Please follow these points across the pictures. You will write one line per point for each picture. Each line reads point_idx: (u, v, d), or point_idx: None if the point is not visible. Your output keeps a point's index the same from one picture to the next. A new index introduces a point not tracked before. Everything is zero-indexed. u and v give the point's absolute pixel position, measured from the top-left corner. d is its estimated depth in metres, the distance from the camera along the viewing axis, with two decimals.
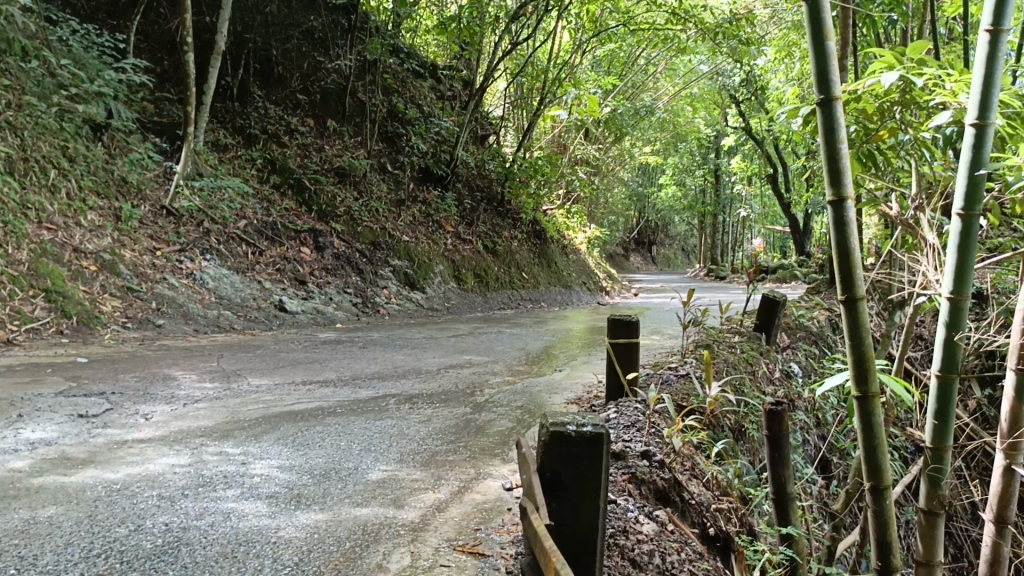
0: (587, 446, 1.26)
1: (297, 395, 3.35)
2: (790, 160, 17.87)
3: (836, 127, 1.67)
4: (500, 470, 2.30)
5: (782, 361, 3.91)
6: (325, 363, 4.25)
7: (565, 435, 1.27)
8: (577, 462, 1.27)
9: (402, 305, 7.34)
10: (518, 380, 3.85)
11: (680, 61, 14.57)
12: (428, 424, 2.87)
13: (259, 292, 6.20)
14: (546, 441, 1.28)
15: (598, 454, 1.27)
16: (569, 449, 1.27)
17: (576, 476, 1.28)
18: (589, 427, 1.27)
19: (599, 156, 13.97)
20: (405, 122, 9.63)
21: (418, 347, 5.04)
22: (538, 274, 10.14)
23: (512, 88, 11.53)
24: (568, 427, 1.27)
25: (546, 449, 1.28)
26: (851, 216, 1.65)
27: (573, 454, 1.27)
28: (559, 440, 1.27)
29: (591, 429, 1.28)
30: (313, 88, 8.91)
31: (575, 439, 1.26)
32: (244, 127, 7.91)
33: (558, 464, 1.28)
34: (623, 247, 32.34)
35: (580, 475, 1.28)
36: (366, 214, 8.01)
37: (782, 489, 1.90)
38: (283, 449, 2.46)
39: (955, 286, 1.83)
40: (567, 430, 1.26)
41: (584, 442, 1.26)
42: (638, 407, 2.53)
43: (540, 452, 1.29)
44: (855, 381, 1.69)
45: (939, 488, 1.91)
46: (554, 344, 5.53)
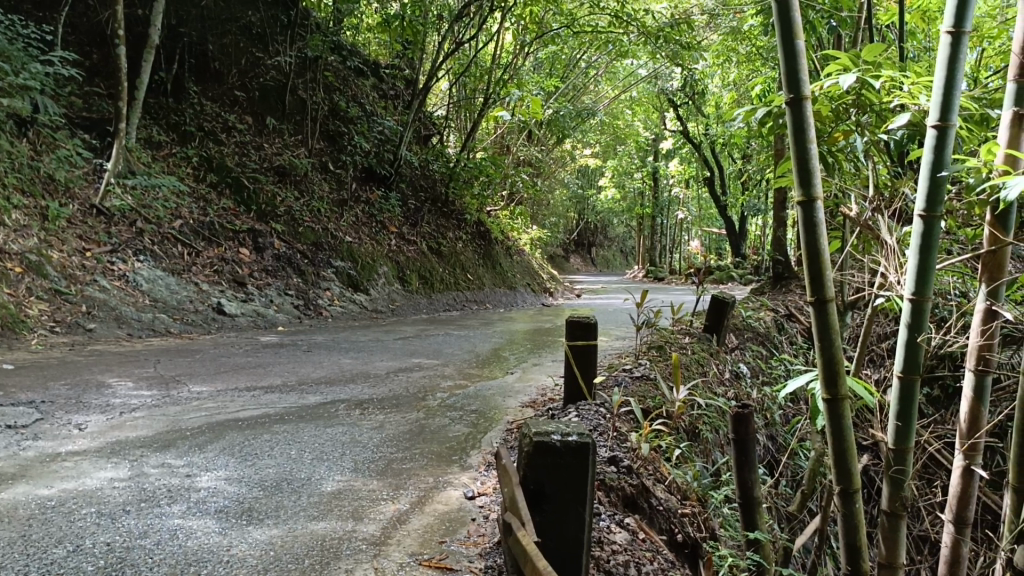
0: (572, 455, 1.28)
1: (241, 402, 3.22)
2: (726, 164, 18.20)
3: (805, 126, 1.66)
4: (459, 478, 2.23)
5: (731, 361, 3.94)
6: (269, 368, 4.11)
7: (549, 445, 1.29)
8: (562, 471, 1.29)
9: (345, 307, 7.19)
10: (470, 383, 3.78)
11: (619, 64, 14.69)
12: (381, 431, 2.79)
13: (196, 294, 5.98)
14: (531, 452, 1.29)
15: (583, 463, 1.29)
16: (555, 460, 1.29)
17: (560, 486, 1.30)
18: (573, 437, 1.29)
19: (541, 157, 13.99)
20: (347, 121, 9.46)
21: (364, 350, 4.92)
22: (483, 275, 10.07)
23: (455, 88, 11.45)
24: (552, 437, 1.29)
25: (530, 460, 1.29)
26: (820, 216, 1.64)
27: (558, 464, 1.28)
28: (544, 450, 1.28)
29: (577, 438, 1.29)
30: (252, 85, 8.67)
31: (560, 449, 1.28)
32: (179, 124, 7.59)
33: (542, 474, 1.30)
34: (563, 249, 32.53)
35: (565, 484, 1.30)
36: (307, 214, 7.83)
37: (748, 493, 1.89)
38: (230, 460, 2.35)
39: (917, 287, 1.85)
40: (552, 440, 1.28)
41: (569, 451, 1.28)
42: (599, 410, 2.51)
43: (524, 463, 1.31)
44: (825, 383, 1.68)
45: (901, 490, 1.92)
46: (502, 345, 5.48)
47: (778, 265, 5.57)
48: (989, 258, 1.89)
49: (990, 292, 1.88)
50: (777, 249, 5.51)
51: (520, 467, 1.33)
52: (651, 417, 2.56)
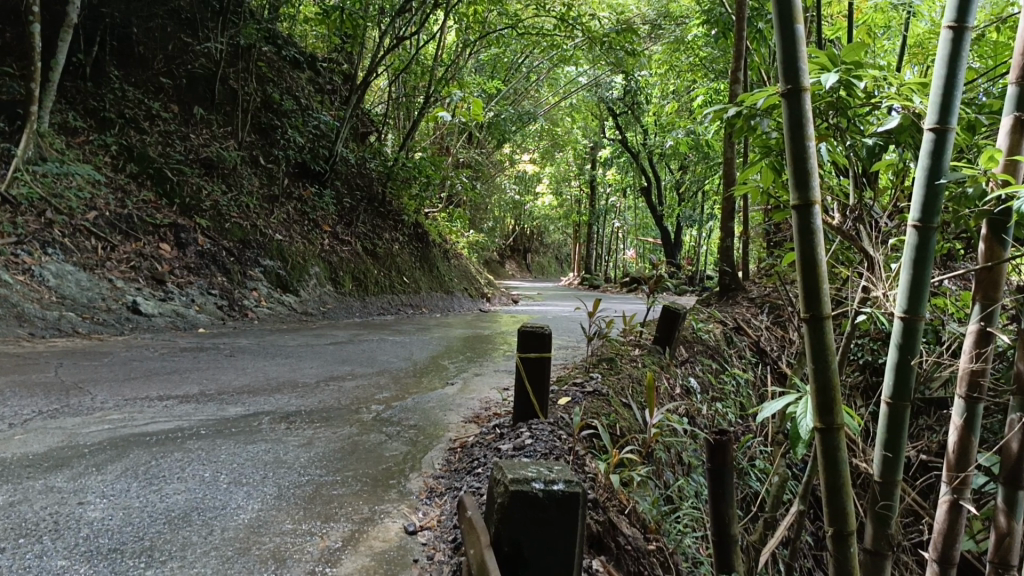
0: (557, 508, 1.24)
1: (152, 413, 2.89)
2: (663, 175, 18.28)
3: (804, 121, 1.47)
4: (397, 508, 1.98)
5: (682, 376, 3.75)
6: (185, 374, 3.74)
7: (531, 496, 1.25)
8: (544, 525, 1.25)
9: (274, 308, 6.83)
10: (408, 395, 3.52)
11: (560, 71, 14.56)
12: (310, 449, 2.50)
13: (109, 291, 5.55)
14: (510, 503, 1.25)
15: (569, 516, 1.24)
16: (537, 513, 1.25)
17: (540, 543, 1.25)
18: (560, 488, 1.25)
19: (480, 160, 13.75)
20: (280, 114, 8.99)
21: (292, 356, 4.59)
22: (419, 278, 9.77)
23: (395, 85, 11.09)
24: (534, 486, 1.25)
25: (511, 512, 1.25)
26: (817, 224, 1.46)
27: (540, 515, 1.24)
28: (524, 501, 1.24)
29: (563, 489, 1.25)
30: (179, 72, 8.12)
31: (544, 500, 1.24)
32: (97, 110, 7.05)
33: (524, 526, 1.25)
34: (499, 255, 32.34)
35: (549, 539, 1.25)
36: (235, 210, 7.44)
37: (724, 529, 1.72)
38: (132, 484, 2.04)
39: (908, 306, 1.68)
40: (534, 490, 1.24)
41: (553, 503, 1.24)
42: (555, 431, 2.31)
43: (503, 517, 1.26)
44: (818, 412, 1.49)
45: (887, 527, 1.75)
46: (440, 353, 5.21)
47: (724, 277, 5.44)
48: (986, 274, 1.73)
49: (984, 313, 1.73)
50: (722, 259, 5.38)
51: (497, 523, 1.28)
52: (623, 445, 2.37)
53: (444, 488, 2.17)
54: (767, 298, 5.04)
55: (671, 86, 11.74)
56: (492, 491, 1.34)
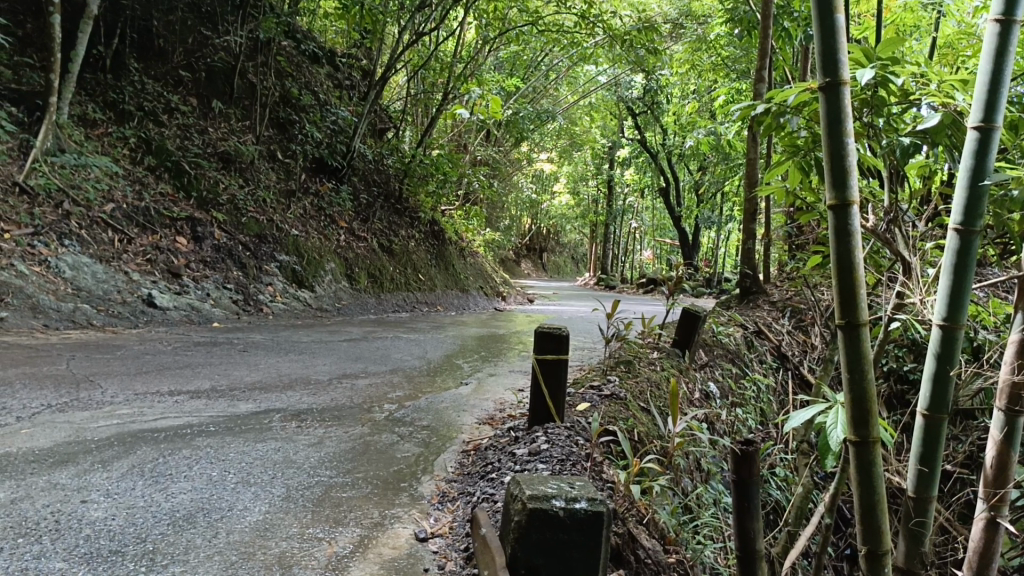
0: (577, 527, 1.35)
1: (162, 409, 2.84)
2: (682, 176, 18.11)
3: (843, 115, 1.39)
4: (409, 513, 1.92)
5: (701, 380, 3.67)
6: (197, 369, 3.70)
7: (551, 514, 1.36)
8: (564, 544, 1.36)
9: (288, 304, 6.80)
10: (421, 394, 3.46)
11: (580, 69, 14.45)
12: (320, 449, 2.45)
13: (124, 284, 5.53)
14: (529, 520, 1.36)
15: (589, 533, 1.35)
16: (558, 532, 1.35)
17: (559, 560, 1.36)
18: (581, 507, 1.36)
19: (497, 158, 13.68)
20: (298, 110, 8.95)
21: (306, 353, 4.54)
22: (435, 276, 9.72)
23: (414, 81, 11.02)
24: (555, 505, 1.36)
25: (530, 529, 1.36)
26: (855, 224, 1.38)
27: (560, 532, 1.35)
28: (544, 519, 1.35)
29: (583, 508, 1.36)
30: (199, 65, 8.09)
31: (565, 519, 1.35)
32: (117, 102, 7.02)
33: (543, 544, 1.36)
34: (515, 254, 32.26)
35: (566, 557, 1.36)
36: (251, 204, 7.42)
37: (749, 545, 1.64)
38: (136, 482, 1.99)
39: (948, 312, 1.59)
40: (555, 509, 1.35)
41: (574, 522, 1.35)
42: (572, 436, 2.26)
43: (522, 535, 1.37)
44: (853, 424, 1.42)
45: (921, 545, 1.68)
46: (454, 352, 5.14)
47: (745, 279, 5.34)
48: None
49: None
50: (744, 261, 5.28)
51: (515, 542, 1.38)
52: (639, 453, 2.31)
53: (457, 493, 2.11)
54: (789, 302, 4.94)
55: (691, 86, 11.62)
56: (510, 507, 1.45)
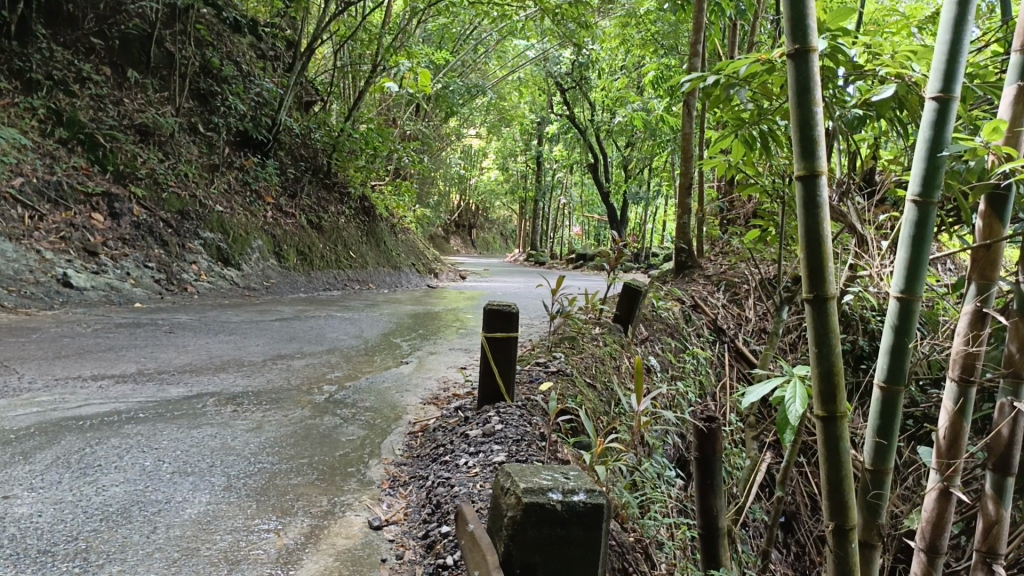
0: (577, 520, 1.29)
1: (85, 395, 2.67)
2: (611, 152, 18.21)
3: (810, 83, 1.37)
4: (359, 500, 1.84)
5: (642, 354, 3.67)
6: (121, 352, 3.50)
7: (548, 509, 1.29)
8: (561, 540, 1.30)
9: (214, 283, 6.56)
10: (361, 374, 3.37)
11: (509, 43, 14.28)
12: (260, 434, 2.34)
13: (36, 263, 5.20)
14: (524, 516, 1.29)
15: (590, 527, 1.29)
16: (555, 527, 1.29)
17: (557, 557, 1.30)
18: (581, 499, 1.30)
19: (427, 132, 13.48)
20: (220, 80, 8.56)
21: (236, 333, 4.36)
22: (366, 253, 9.53)
23: (341, 52, 10.68)
24: (552, 499, 1.30)
25: (525, 525, 1.29)
26: (824, 195, 1.36)
27: (558, 527, 1.29)
28: (540, 514, 1.29)
29: (584, 501, 1.30)
30: (112, 32, 7.56)
31: (562, 512, 1.29)
32: (23, 71, 6.48)
33: (539, 541, 1.30)
34: (444, 231, 32.05)
35: (564, 555, 1.30)
36: (172, 179, 7.09)
37: (713, 521, 1.63)
38: (64, 476, 1.84)
39: (906, 285, 1.58)
40: (553, 503, 1.29)
41: (573, 516, 1.29)
42: (524, 415, 2.24)
43: (516, 531, 1.30)
44: (820, 398, 1.40)
45: (877, 516, 1.69)
46: (390, 330, 5.04)
47: (681, 254, 5.37)
48: (984, 253, 1.64)
49: (980, 294, 1.64)
50: (679, 236, 5.33)
51: (508, 538, 1.32)
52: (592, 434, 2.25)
53: (408, 477, 2.04)
54: (723, 276, 4.99)
55: (620, 62, 11.68)
56: (500, 501, 1.38)
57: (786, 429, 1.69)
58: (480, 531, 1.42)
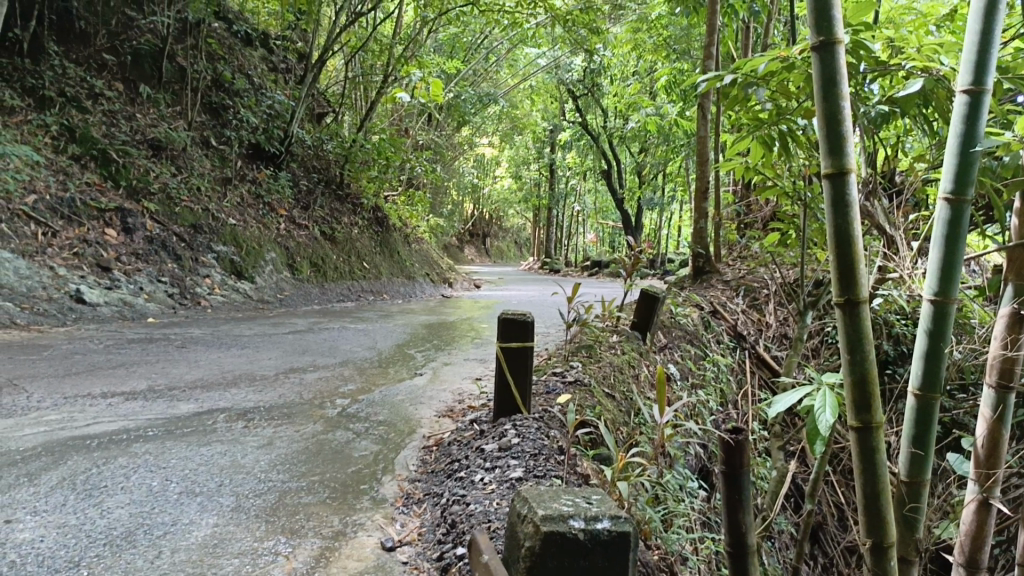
0: (601, 550, 1.22)
1: (95, 412, 2.63)
2: (624, 158, 18.11)
3: (837, 77, 1.29)
4: (372, 518, 1.77)
5: (661, 362, 3.59)
6: (133, 368, 3.46)
7: (569, 539, 1.22)
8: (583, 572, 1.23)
9: (228, 296, 6.54)
10: (374, 387, 3.31)
11: (520, 51, 14.25)
12: (271, 450, 2.28)
13: (50, 280, 5.20)
14: (544, 546, 1.22)
15: (615, 557, 1.23)
16: (577, 557, 1.22)
17: None
18: (604, 528, 1.24)
19: (439, 142, 13.46)
20: (232, 94, 8.57)
21: (249, 346, 4.33)
22: (380, 263, 9.50)
23: (352, 63, 10.68)
24: (574, 527, 1.23)
25: (544, 555, 1.22)
26: (854, 195, 1.29)
27: (580, 557, 1.22)
28: (561, 544, 1.22)
29: (608, 529, 1.24)
30: (124, 48, 7.60)
31: (586, 542, 1.22)
32: (36, 88, 6.54)
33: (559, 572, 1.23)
34: (457, 240, 32.06)
35: None
36: (185, 193, 7.09)
37: (741, 540, 1.56)
38: (69, 498, 1.79)
39: (939, 287, 1.50)
40: (575, 533, 1.22)
41: (597, 545, 1.22)
42: (541, 429, 2.17)
43: (535, 561, 1.23)
44: (853, 408, 1.33)
45: (914, 530, 1.60)
46: (404, 341, 4.99)
47: (698, 259, 5.29)
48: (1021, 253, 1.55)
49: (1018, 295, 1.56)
50: (696, 241, 5.24)
51: (526, 569, 1.25)
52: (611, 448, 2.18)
53: (422, 494, 1.97)
54: (742, 281, 4.91)
55: (633, 67, 11.60)
56: (518, 530, 1.31)
57: (817, 440, 1.61)
58: (496, 560, 1.35)
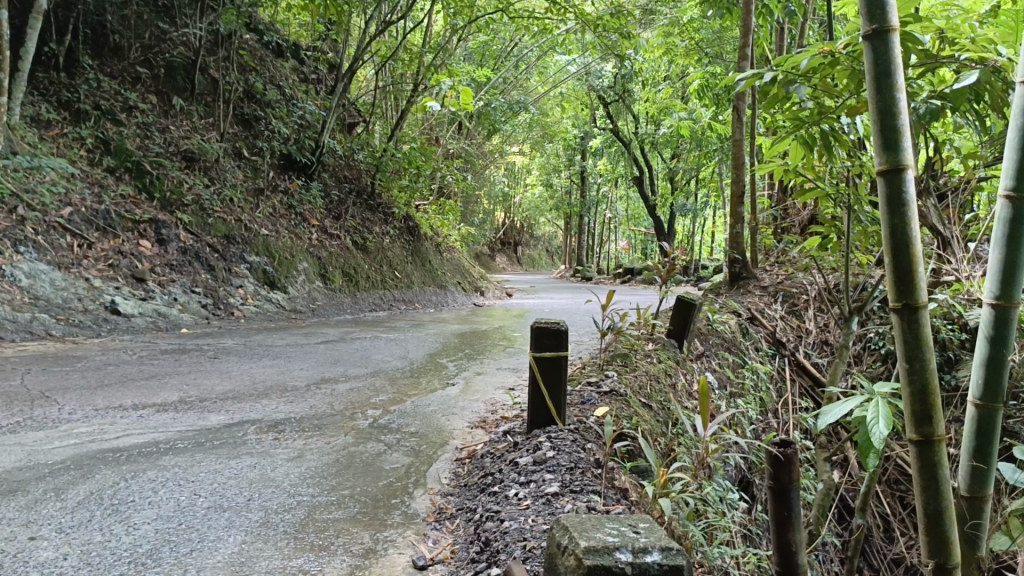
0: None
1: (125, 425, 2.61)
2: (656, 164, 17.95)
3: (890, 66, 1.22)
4: (404, 535, 1.72)
5: (698, 370, 3.50)
6: (165, 379, 3.46)
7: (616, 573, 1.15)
8: None
9: (260, 306, 6.56)
10: (406, 397, 3.26)
11: (549, 59, 14.21)
12: (301, 463, 2.24)
13: (85, 291, 5.24)
14: None
15: None
16: None
17: None
18: (654, 561, 1.16)
19: (470, 150, 13.46)
20: (263, 105, 8.62)
21: (281, 357, 4.31)
22: (411, 272, 9.49)
23: (382, 73, 10.71)
24: (620, 561, 1.15)
25: None
26: (910, 191, 1.21)
27: None
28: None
29: (658, 562, 1.16)
30: (157, 61, 7.69)
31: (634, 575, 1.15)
32: (72, 102, 6.66)
33: None
34: (489, 249, 32.08)
35: None
36: (218, 203, 7.14)
37: (791, 560, 1.48)
38: (95, 514, 1.76)
39: (999, 290, 1.36)
40: (623, 567, 1.14)
41: None
42: (577, 441, 2.11)
43: None
44: (912, 420, 1.24)
45: (976, 548, 1.49)
46: (436, 350, 4.95)
47: (734, 264, 5.17)
48: None
49: None
50: (732, 246, 5.13)
51: None
52: (649, 464, 2.13)
53: (455, 509, 1.91)
54: (780, 287, 4.79)
55: (664, 72, 11.47)
56: (558, 561, 1.24)
57: (870, 454, 1.52)
58: None
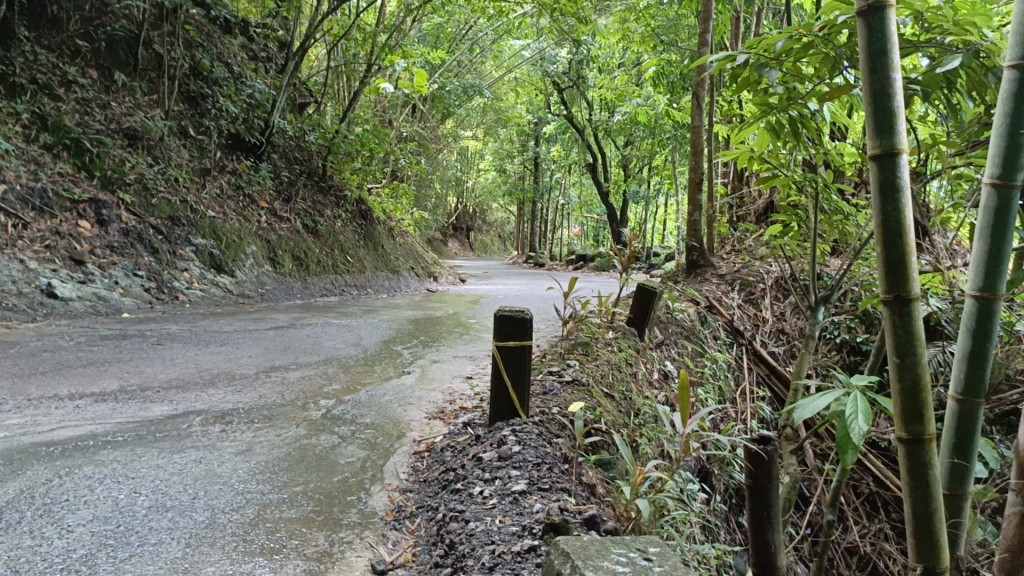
0: None
1: (60, 416, 2.45)
2: (609, 152, 17.96)
3: (885, 44, 1.15)
4: (363, 536, 1.62)
5: (658, 359, 3.45)
6: (104, 367, 3.28)
7: None
8: None
9: (206, 291, 6.34)
10: (360, 386, 3.15)
11: (504, 43, 14.05)
12: (250, 457, 2.12)
13: (20, 273, 4.97)
14: None
15: None
16: None
17: None
18: None
19: (423, 133, 13.26)
20: (210, 82, 8.31)
21: (228, 343, 4.14)
22: (363, 256, 9.32)
23: (334, 52, 10.43)
24: None
25: None
26: (903, 177, 1.15)
27: None
28: None
29: None
30: (98, 34, 7.32)
31: None
32: (7, 74, 6.21)
33: None
34: (442, 234, 31.88)
35: None
36: (162, 184, 6.87)
37: (768, 561, 1.42)
38: (25, 515, 1.62)
39: (982, 284, 1.27)
40: None
41: None
42: (541, 435, 2.03)
43: None
44: (901, 418, 1.19)
45: (956, 547, 1.43)
46: (390, 337, 4.82)
47: (692, 252, 5.15)
48: None
49: None
50: (690, 234, 5.10)
51: None
52: (617, 457, 2.08)
53: (415, 507, 1.83)
54: (737, 276, 4.78)
55: (620, 59, 11.41)
56: None
57: (848, 451, 1.45)
58: None
